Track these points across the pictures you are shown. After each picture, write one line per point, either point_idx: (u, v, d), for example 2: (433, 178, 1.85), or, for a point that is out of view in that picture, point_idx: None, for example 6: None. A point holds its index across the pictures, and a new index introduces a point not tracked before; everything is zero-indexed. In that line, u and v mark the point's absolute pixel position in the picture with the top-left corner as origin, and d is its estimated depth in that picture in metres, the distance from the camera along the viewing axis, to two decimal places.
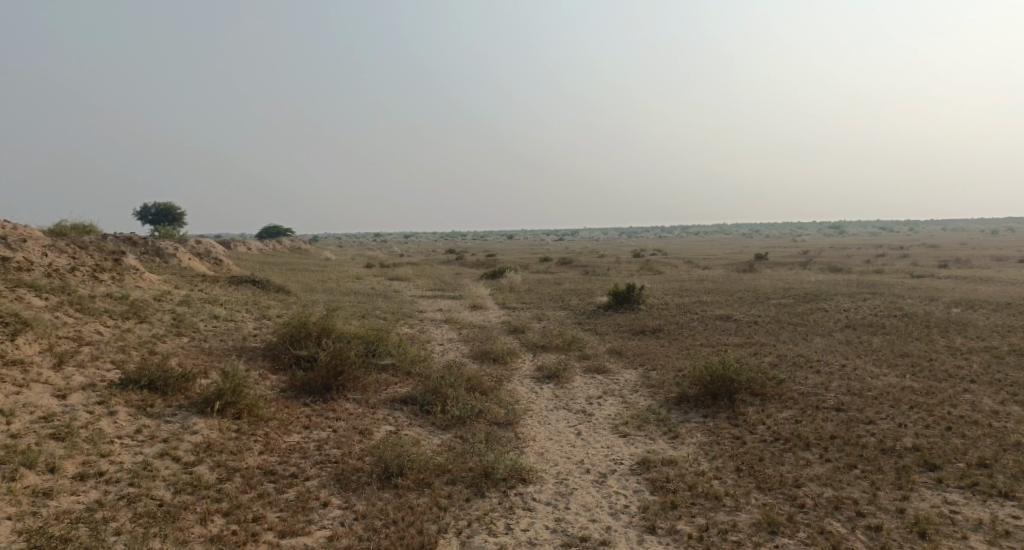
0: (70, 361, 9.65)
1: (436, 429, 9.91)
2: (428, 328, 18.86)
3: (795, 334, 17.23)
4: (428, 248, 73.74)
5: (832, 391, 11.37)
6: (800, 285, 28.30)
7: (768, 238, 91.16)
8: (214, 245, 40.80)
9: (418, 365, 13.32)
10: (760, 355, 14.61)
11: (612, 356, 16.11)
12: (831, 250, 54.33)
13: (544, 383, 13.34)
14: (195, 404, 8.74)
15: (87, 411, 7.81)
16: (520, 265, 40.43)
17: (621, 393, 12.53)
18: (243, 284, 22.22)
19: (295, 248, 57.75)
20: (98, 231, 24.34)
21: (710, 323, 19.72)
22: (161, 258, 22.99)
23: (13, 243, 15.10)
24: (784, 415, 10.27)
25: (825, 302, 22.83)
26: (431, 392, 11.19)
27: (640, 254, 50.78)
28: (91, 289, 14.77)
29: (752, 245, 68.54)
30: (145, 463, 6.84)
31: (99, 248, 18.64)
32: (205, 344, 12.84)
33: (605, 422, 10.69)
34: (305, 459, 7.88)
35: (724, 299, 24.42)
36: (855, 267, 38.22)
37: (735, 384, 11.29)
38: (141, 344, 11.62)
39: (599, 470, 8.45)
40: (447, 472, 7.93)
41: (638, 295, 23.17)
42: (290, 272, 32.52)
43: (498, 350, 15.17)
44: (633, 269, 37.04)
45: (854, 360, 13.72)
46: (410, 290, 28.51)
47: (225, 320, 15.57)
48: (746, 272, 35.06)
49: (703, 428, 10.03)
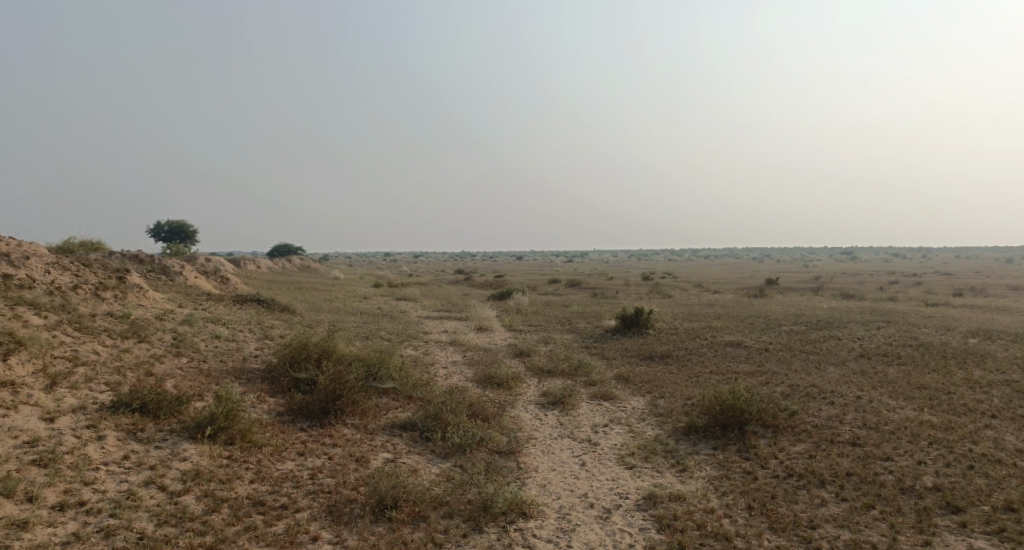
0: (62, 382, 9.46)
1: (436, 457, 9.61)
2: (433, 351, 18.59)
3: (807, 363, 16.82)
4: (436, 268, 73.77)
5: (846, 424, 10.98)
6: (812, 312, 27.83)
7: (779, 262, 90.37)
8: (223, 262, 40.89)
9: (420, 389, 13.04)
10: (772, 384, 14.23)
11: (618, 382, 15.76)
12: (844, 276, 53.71)
13: (549, 410, 13.01)
14: (186, 429, 8.49)
15: (74, 435, 7.59)
16: (528, 287, 40.18)
17: (628, 422, 12.18)
18: (248, 303, 22.08)
19: (304, 266, 57.87)
20: (105, 248, 24.34)
21: (719, 349, 19.34)
22: (167, 276, 22.92)
23: (16, 260, 15.02)
24: (797, 448, 9.89)
25: (838, 329, 22.38)
26: (432, 418, 10.90)
27: (649, 276, 50.38)
28: (92, 308, 14.64)
29: (763, 269, 67.96)
30: (129, 493, 6.59)
31: (104, 265, 18.59)
32: (203, 365, 12.63)
33: (610, 453, 10.35)
34: (297, 489, 7.59)
35: (735, 324, 24.01)
36: (869, 294, 37.64)
37: (746, 414, 10.93)
38: (138, 364, 11.43)
39: (603, 504, 8.11)
40: (444, 504, 7.61)
41: (646, 319, 22.83)
42: (298, 291, 32.41)
43: (503, 375, 14.87)
44: (642, 293, 36.66)
45: (869, 391, 13.31)
46: (416, 310, 28.27)
47: (227, 340, 15.37)
48: (757, 297, 34.59)
49: (712, 461, 9.67)
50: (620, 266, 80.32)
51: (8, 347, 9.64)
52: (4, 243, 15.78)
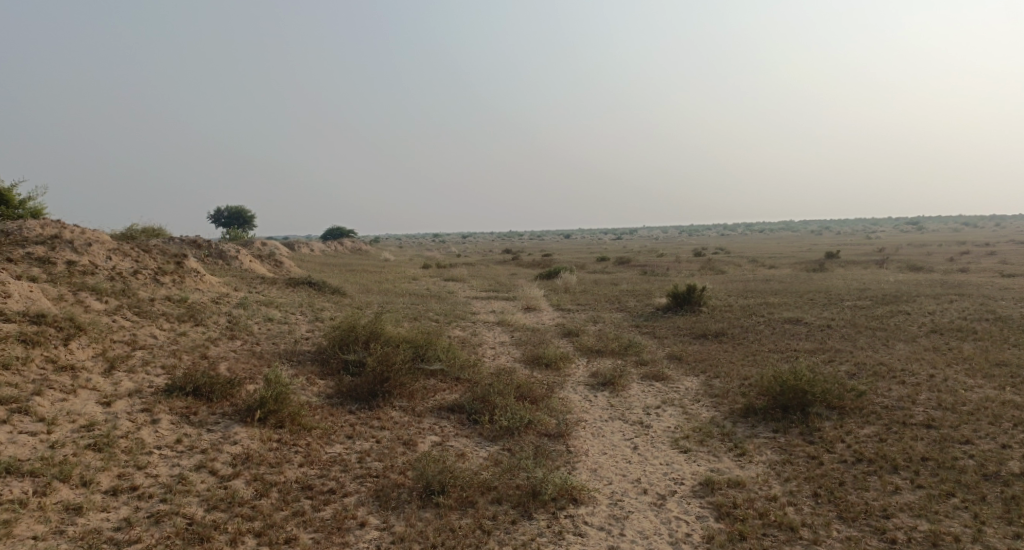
0: (120, 366, 9.67)
1: (485, 440, 9.47)
2: (481, 331, 18.49)
3: (873, 340, 16.01)
4: (485, 248, 73.92)
5: (918, 405, 10.35)
6: (877, 286, 26.57)
7: (838, 234, 87.17)
8: (277, 246, 41.73)
9: (468, 370, 12.92)
10: (835, 363, 13.58)
11: (671, 362, 15.33)
12: (909, 248, 51.26)
13: (599, 391, 12.72)
14: (238, 411, 8.55)
15: (129, 419, 7.71)
16: (577, 265, 39.76)
17: (681, 403, 11.79)
18: (299, 286, 22.39)
19: (355, 248, 58.68)
20: (165, 234, 25.05)
21: (777, 327, 18.63)
22: (223, 260, 23.44)
23: (79, 246, 15.50)
24: (865, 432, 9.36)
25: (906, 304, 21.28)
26: (480, 400, 10.76)
27: (702, 252, 49.17)
28: (151, 292, 15.01)
29: (821, 242, 65.55)
30: (181, 477, 6.64)
31: (162, 251, 19.07)
32: (256, 348, 12.79)
33: (664, 436, 10.02)
34: (346, 473, 7.55)
35: (793, 301, 23.12)
36: (938, 266, 35.79)
37: (808, 395, 10.42)
38: (193, 348, 11.62)
39: (657, 491, 7.82)
40: (493, 490, 7.46)
41: (699, 297, 22.18)
42: (349, 273, 32.83)
43: (551, 355, 14.64)
44: (694, 269, 35.73)
45: (943, 370, 12.55)
46: (465, 291, 28.24)
47: (279, 323, 15.58)
48: (816, 272, 33.28)
49: (772, 445, 9.24)
50: (671, 242, 78.83)
51: (68, 332, 9.90)
52: (68, 230, 16.30)
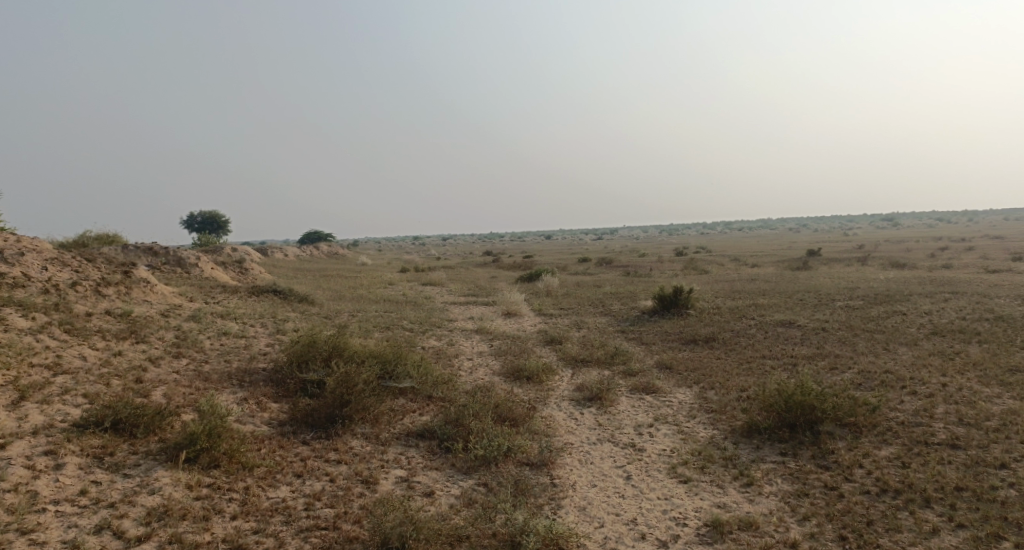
0: (33, 396, 8.33)
1: (457, 473, 8.28)
2: (457, 340, 17.30)
3: (873, 344, 15.08)
4: (467, 250, 72.70)
5: (938, 421, 9.38)
6: (866, 285, 25.75)
7: (815, 231, 87.46)
8: (249, 252, 40.09)
9: (441, 388, 11.72)
10: (839, 371, 12.59)
11: (661, 371, 14.24)
12: (889, 243, 50.93)
13: (585, 407, 11.57)
14: (164, 450, 7.27)
15: (25, 465, 6.42)
16: (557, 267, 38.65)
17: (676, 420, 10.70)
18: (263, 294, 20.96)
19: (331, 252, 56.87)
20: (121, 241, 23.54)
21: (770, 330, 17.65)
22: (182, 268, 21.93)
23: (10, 257, 14.01)
24: (885, 455, 8.38)
25: (901, 303, 20.44)
26: (452, 424, 9.60)
27: (684, 252, 48.35)
28: (91, 306, 13.57)
29: (800, 240, 65.27)
30: (74, 547, 5.49)
31: (112, 259, 17.57)
32: (203, 367, 11.45)
33: (660, 462, 8.90)
34: (287, 526, 6.37)
35: (783, 301, 22.22)
36: (923, 262, 35.33)
37: (818, 412, 9.41)
38: (128, 370, 10.25)
39: (656, 536, 6.80)
40: (464, 541, 6.36)
41: (686, 299, 21.14)
42: (323, 280, 31.34)
43: (532, 367, 13.48)
44: (678, 269, 34.84)
45: (955, 377, 11.64)
46: (442, 296, 26.97)
47: (236, 337, 14.22)
48: (801, 270, 32.49)
49: (782, 473, 8.20)
50: (651, 242, 78.21)
51: None
52: (2, 238, 14.80)
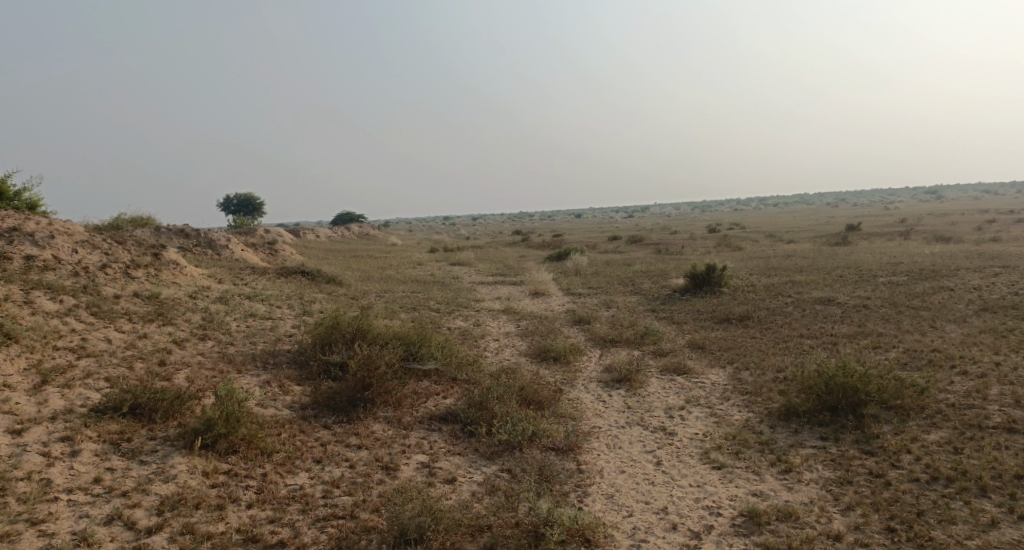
0: (55, 380, 8.27)
1: (481, 459, 8.03)
2: (484, 321, 17.04)
3: (918, 322, 14.40)
4: (496, 230, 72.33)
5: (991, 404, 8.83)
6: (909, 260, 24.75)
7: (853, 206, 85.02)
8: (279, 233, 40.33)
9: (466, 370, 11.46)
10: (882, 351, 12.00)
11: (693, 351, 13.78)
12: (932, 218, 49.16)
13: (614, 389, 11.22)
14: (182, 435, 7.13)
15: (40, 452, 6.34)
16: (587, 245, 38.12)
17: (710, 402, 10.28)
18: (291, 275, 20.93)
19: (361, 233, 56.99)
20: (154, 224, 23.74)
21: (808, 308, 17.01)
22: (212, 250, 22.01)
23: (41, 240, 14.09)
24: (935, 440, 7.88)
25: (947, 279, 19.55)
26: (476, 408, 9.34)
27: (717, 229, 47.28)
28: (120, 288, 13.58)
29: (839, 214, 63.40)
30: (83, 537, 5.41)
31: (141, 242, 17.64)
32: (228, 350, 11.36)
33: (692, 447, 8.52)
34: (304, 515, 6.20)
35: (821, 278, 21.45)
36: (969, 235, 33.96)
37: (861, 394, 8.91)
38: (152, 353, 10.15)
39: (689, 527, 6.48)
40: (486, 532, 6.13)
41: (720, 277, 20.52)
42: (353, 260, 31.36)
43: (560, 348, 13.15)
44: (710, 246, 34.01)
45: (1009, 356, 10.99)
46: (470, 276, 26.74)
47: (262, 319, 14.14)
48: (840, 246, 31.42)
49: (824, 459, 7.76)
50: (683, 219, 76.93)
51: None
52: (34, 221, 14.89)
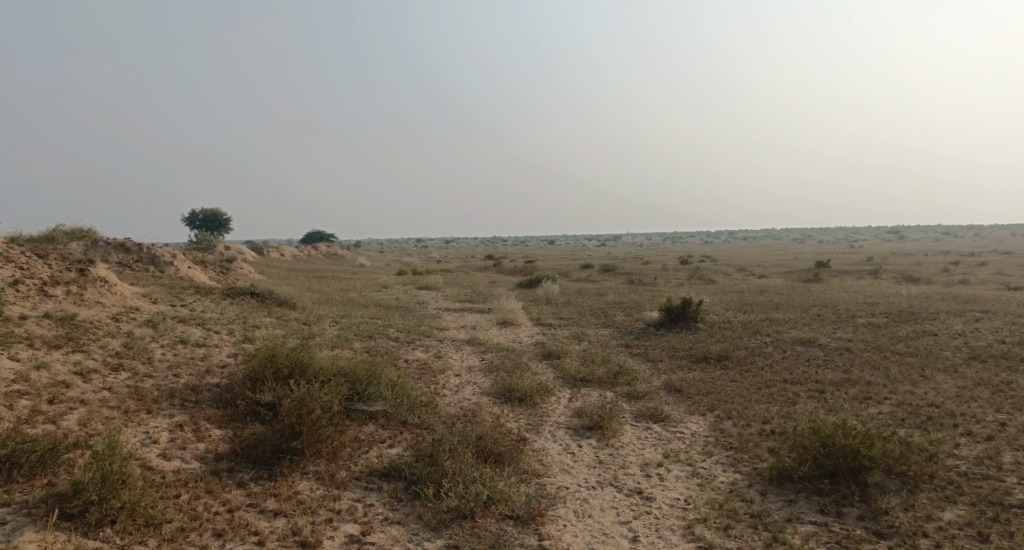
0: None
1: (424, 531, 6.71)
2: (444, 352, 15.71)
3: (908, 369, 13.47)
4: (469, 254, 71.07)
5: (1008, 475, 7.82)
6: (886, 300, 24.10)
7: (822, 242, 85.90)
8: (240, 250, 38.54)
9: (418, 413, 10.10)
10: (876, 404, 10.97)
11: (671, 394, 12.63)
12: (900, 257, 49.42)
13: (583, 438, 9.98)
14: (43, 501, 5.74)
15: None
16: (560, 273, 37.08)
17: (691, 458, 9.10)
18: (239, 296, 19.33)
19: (329, 253, 55.01)
20: (94, 237, 21.99)
21: (789, 350, 16.03)
22: (155, 267, 20.32)
23: None
24: (952, 520, 6.84)
25: (929, 323, 18.80)
26: (424, 461, 8.01)
27: (689, 261, 46.70)
28: (29, 308, 11.96)
29: (807, 250, 63.59)
30: None
31: (68, 255, 15.94)
32: (143, 384, 9.85)
33: (672, 517, 7.33)
34: None
35: (799, 317, 20.60)
36: (940, 277, 33.64)
37: (865, 459, 7.78)
38: (45, 387, 8.62)
39: None
40: None
41: (696, 312, 19.53)
42: (314, 281, 29.76)
43: (525, 388, 11.89)
44: (684, 279, 33.19)
45: (1013, 414, 10.05)
46: (436, 301, 25.38)
47: (194, 346, 12.61)
48: (814, 283, 30.74)
49: (821, 542, 6.66)
50: (655, 250, 76.59)
51: None
52: None
